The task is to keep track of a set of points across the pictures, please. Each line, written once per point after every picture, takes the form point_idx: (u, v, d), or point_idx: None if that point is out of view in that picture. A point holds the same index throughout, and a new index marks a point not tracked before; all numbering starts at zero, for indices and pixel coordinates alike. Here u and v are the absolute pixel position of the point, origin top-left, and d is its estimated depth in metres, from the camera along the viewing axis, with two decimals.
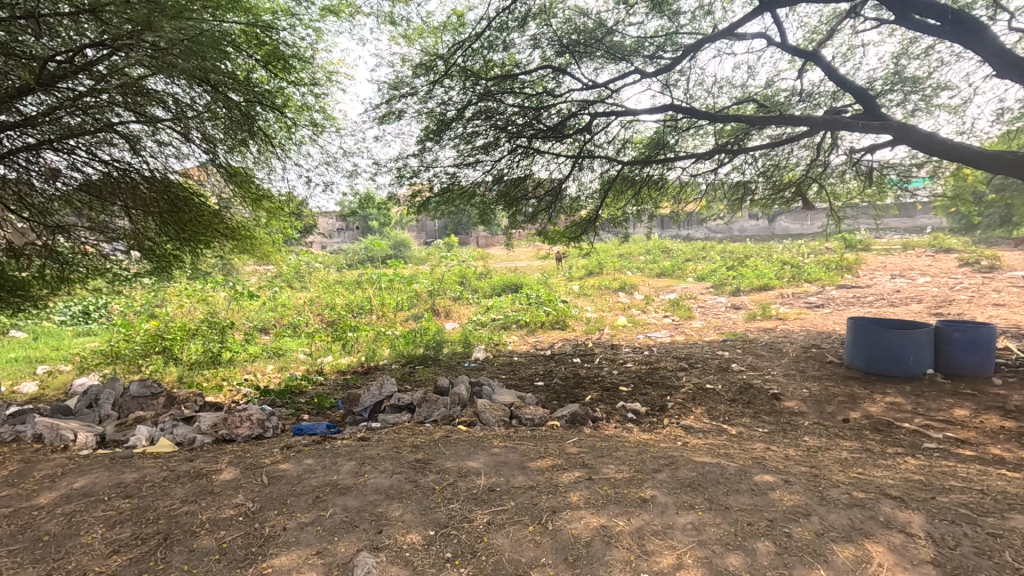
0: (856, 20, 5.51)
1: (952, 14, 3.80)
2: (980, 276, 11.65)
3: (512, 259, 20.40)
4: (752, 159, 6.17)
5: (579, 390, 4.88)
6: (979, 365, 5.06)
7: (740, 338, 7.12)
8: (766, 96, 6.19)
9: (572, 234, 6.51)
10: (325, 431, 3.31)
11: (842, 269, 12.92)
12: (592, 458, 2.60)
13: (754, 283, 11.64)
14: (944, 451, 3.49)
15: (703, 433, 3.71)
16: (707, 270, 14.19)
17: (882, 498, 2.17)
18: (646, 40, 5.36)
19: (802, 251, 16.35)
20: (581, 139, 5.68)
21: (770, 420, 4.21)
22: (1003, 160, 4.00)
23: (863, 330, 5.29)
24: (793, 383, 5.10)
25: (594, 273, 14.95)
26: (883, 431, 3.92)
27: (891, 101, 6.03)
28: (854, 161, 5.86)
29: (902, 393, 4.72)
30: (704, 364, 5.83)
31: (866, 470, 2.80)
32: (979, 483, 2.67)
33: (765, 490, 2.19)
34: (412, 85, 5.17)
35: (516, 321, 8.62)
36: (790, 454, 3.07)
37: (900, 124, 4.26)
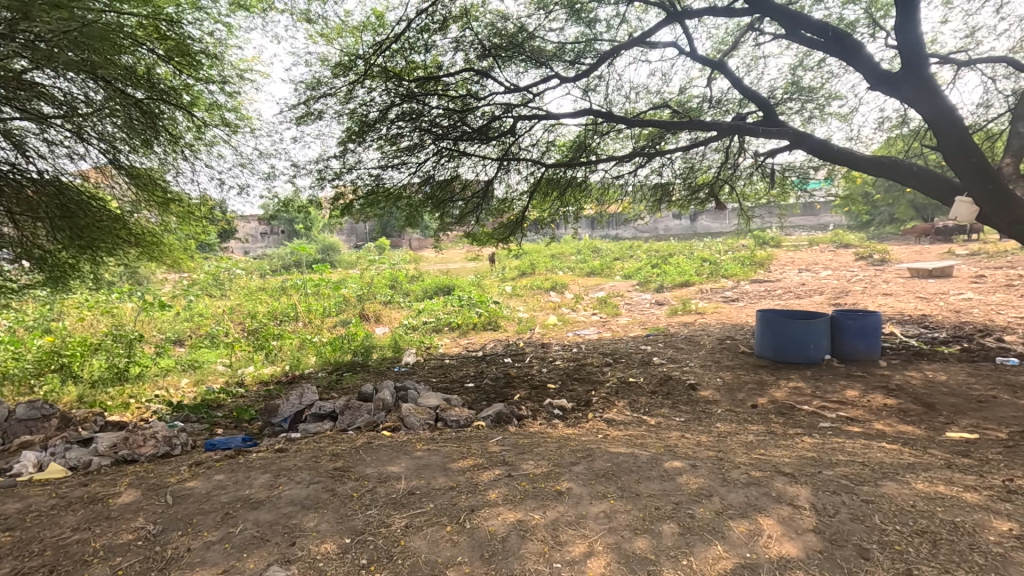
0: (756, 33, 5.92)
1: (832, 30, 4.20)
2: (873, 269, 12.84)
3: (443, 262, 20.32)
4: (669, 161, 6.47)
5: (508, 390, 4.94)
6: (869, 350, 5.57)
7: (662, 333, 7.47)
8: (680, 102, 6.55)
9: (499, 235, 6.56)
10: (240, 444, 3.18)
11: (755, 265, 13.84)
12: (513, 455, 2.66)
13: (676, 280, 12.21)
14: (836, 429, 3.84)
15: (624, 425, 3.86)
16: (633, 268, 14.72)
17: (776, 476, 2.36)
18: (566, 46, 5.52)
19: (720, 249, 17.33)
20: (506, 142, 5.74)
21: (687, 409, 4.44)
22: (885, 165, 4.29)
23: (771, 321, 5.69)
24: (709, 373, 5.40)
25: (526, 273, 15.17)
26: (786, 414, 4.25)
27: (790, 110, 6.52)
28: (760, 165, 6.27)
29: (803, 378, 5.14)
30: (628, 359, 6.07)
31: (767, 451, 3.03)
32: (862, 456, 2.96)
33: (673, 475, 2.33)
34: (332, 84, 5.05)
35: (448, 324, 8.58)
36: (701, 441, 3.26)
37: (796, 130, 4.60)
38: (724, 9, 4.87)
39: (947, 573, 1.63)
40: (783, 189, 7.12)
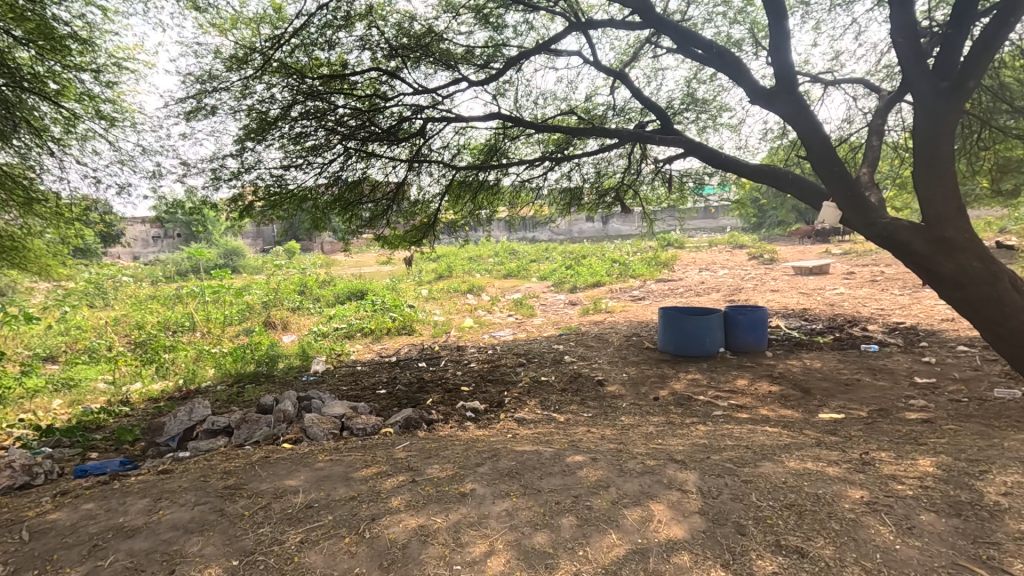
0: (654, 46, 6.27)
1: (716, 47, 4.54)
2: (762, 268, 14.01)
3: (358, 266, 19.76)
4: (577, 166, 6.66)
5: (421, 395, 4.88)
6: (757, 342, 6.07)
7: (574, 332, 7.71)
8: (586, 109, 6.78)
9: (411, 238, 6.42)
10: (117, 468, 2.91)
11: (660, 266, 14.64)
12: (419, 460, 2.63)
13: (588, 280, 12.64)
14: (727, 416, 4.15)
15: (534, 424, 3.94)
16: (548, 270, 15.07)
17: (668, 463, 2.51)
18: (475, 50, 5.53)
19: (629, 250, 18.15)
20: (416, 144, 5.65)
21: (594, 404, 4.61)
22: (766, 173, 4.63)
23: (671, 318, 6.04)
24: (616, 369, 5.64)
25: (443, 276, 15.06)
26: (684, 404, 4.54)
27: (686, 119, 6.95)
28: (661, 171, 6.61)
29: (700, 370, 5.51)
30: (541, 358, 6.20)
31: (664, 440, 3.23)
32: (746, 439, 3.23)
33: (574, 469, 2.41)
34: (227, 78, 4.74)
35: (361, 329, 8.32)
36: (605, 434, 3.41)
37: (690, 139, 4.89)
38: (623, 22, 5.09)
39: (808, 541, 1.81)
40: (682, 195, 7.57)
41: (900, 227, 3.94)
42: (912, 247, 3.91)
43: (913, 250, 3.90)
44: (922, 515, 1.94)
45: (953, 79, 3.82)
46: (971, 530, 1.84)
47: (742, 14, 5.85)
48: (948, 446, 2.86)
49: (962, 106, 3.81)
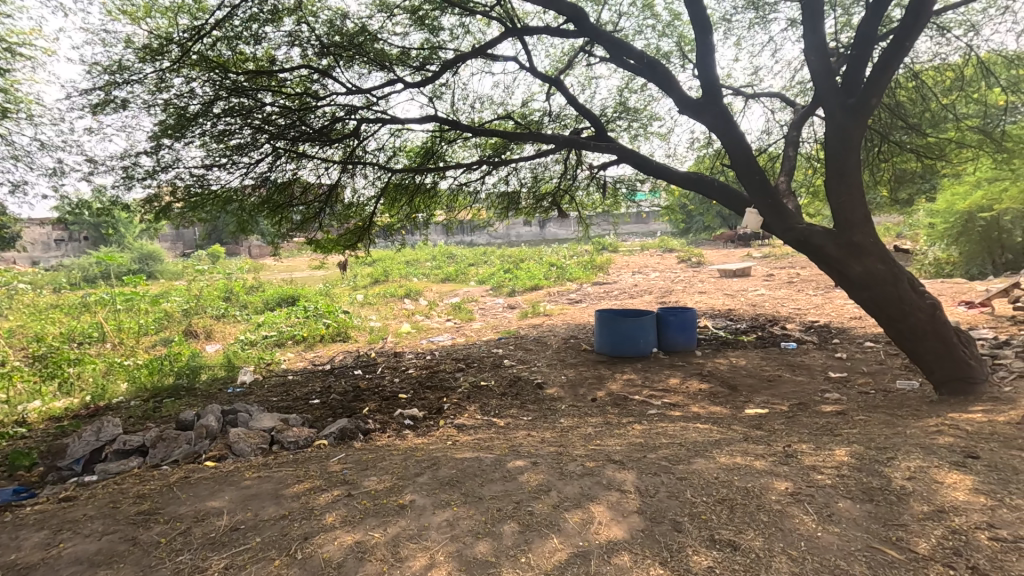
0: (588, 55, 6.40)
1: (647, 58, 4.70)
2: (691, 270, 14.65)
3: (289, 271, 18.95)
4: (515, 170, 6.69)
5: (357, 403, 4.72)
6: (687, 341, 6.32)
7: (513, 335, 7.73)
8: (522, 115, 6.84)
9: (346, 242, 6.21)
10: (10, 498, 2.61)
11: (596, 269, 14.99)
12: (355, 472, 2.53)
13: (526, 284, 12.73)
14: (662, 414, 4.28)
15: (474, 429, 3.90)
16: (487, 274, 15.05)
17: (607, 464, 2.54)
18: (410, 51, 5.43)
19: (566, 254, 18.47)
20: (350, 145, 5.47)
21: (534, 408, 4.64)
22: (694, 180, 4.82)
23: (607, 320, 6.19)
24: (554, 371, 5.70)
25: (379, 281, 14.71)
26: (620, 404, 4.64)
27: (619, 127, 7.15)
28: (596, 177, 6.75)
29: (635, 370, 5.66)
30: (480, 363, 6.17)
31: (603, 441, 3.28)
32: (680, 437, 3.34)
33: (515, 475, 2.40)
34: (140, 69, 4.41)
35: (292, 337, 7.95)
36: (545, 437, 3.43)
37: (623, 146, 5.02)
38: (558, 30, 5.17)
39: (740, 534, 1.88)
40: (616, 200, 7.76)
41: (815, 232, 4.22)
42: (825, 250, 4.20)
43: (825, 254, 4.19)
44: (840, 502, 2.07)
45: (858, 96, 4.14)
46: (882, 514, 1.98)
47: (670, 27, 6.10)
48: (859, 436, 3.08)
49: (865, 121, 4.14)
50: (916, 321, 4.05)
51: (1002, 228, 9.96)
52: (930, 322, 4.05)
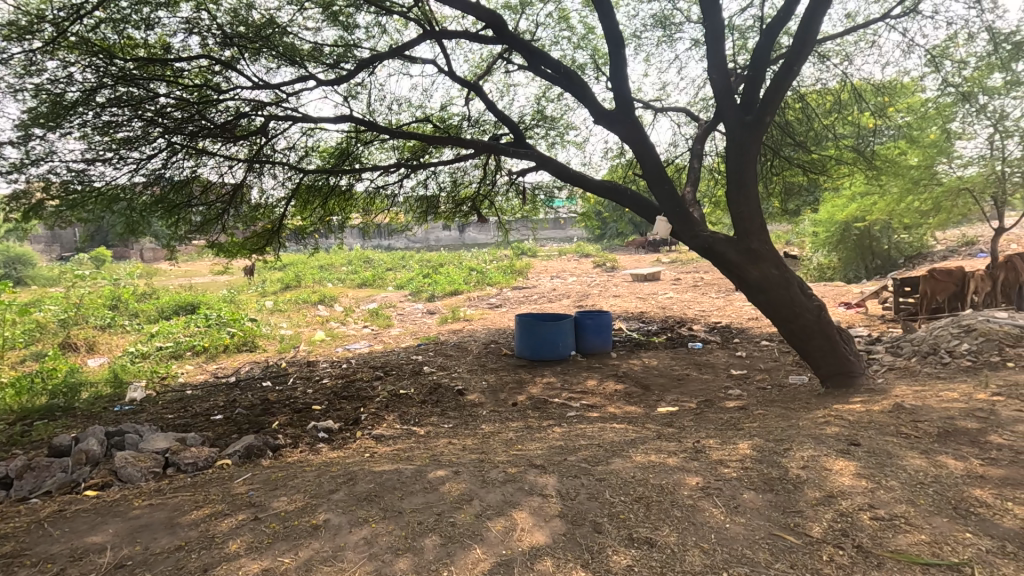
0: (507, 62, 6.46)
1: (563, 68, 4.81)
2: (606, 275, 15.20)
3: (187, 276, 17.53)
4: (434, 174, 6.60)
5: (266, 418, 4.43)
6: (603, 344, 6.52)
7: (433, 341, 7.62)
8: (441, 118, 6.77)
9: (252, 245, 5.82)
10: None
11: (516, 274, 15.15)
12: (262, 493, 2.36)
13: (446, 289, 12.61)
14: (580, 416, 4.38)
15: (393, 440, 3.78)
16: (405, 278, 14.76)
17: (529, 469, 2.55)
18: (323, 48, 5.21)
19: (486, 259, 18.53)
20: (257, 143, 5.15)
21: (455, 415, 4.58)
22: (608, 189, 4.98)
23: (527, 325, 6.25)
24: (475, 377, 5.67)
25: (291, 286, 13.97)
26: (540, 408, 4.70)
27: (537, 135, 7.27)
28: (515, 183, 6.81)
29: (554, 374, 5.75)
30: (399, 370, 6.01)
31: (524, 446, 3.29)
32: (598, 438, 3.42)
33: (437, 485, 2.34)
34: (4, 48, 3.89)
35: (191, 348, 7.34)
36: (467, 444, 3.39)
37: (540, 153, 5.09)
38: (477, 36, 5.17)
39: (657, 531, 1.94)
40: (535, 206, 7.88)
41: (717, 239, 4.50)
42: (726, 256, 4.49)
43: (727, 260, 4.47)
44: (745, 494, 2.20)
45: (754, 114, 4.48)
46: (781, 502, 2.12)
47: (585, 40, 6.30)
48: (759, 429, 3.31)
49: (760, 137, 4.48)
50: (804, 321, 4.43)
51: (872, 237, 11.20)
52: (817, 322, 4.45)
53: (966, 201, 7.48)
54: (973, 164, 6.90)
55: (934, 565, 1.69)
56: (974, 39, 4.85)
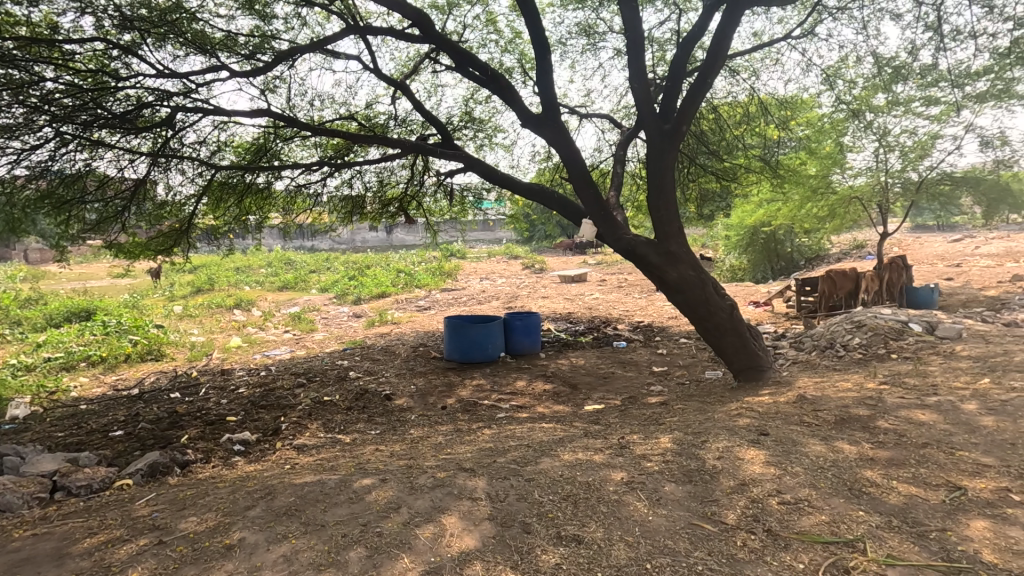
0: (434, 62, 6.38)
1: (490, 71, 4.83)
2: (534, 276, 15.42)
3: (82, 279, 15.94)
4: (360, 174, 6.42)
5: (174, 431, 4.11)
6: (532, 345, 6.59)
7: (359, 346, 7.39)
8: (366, 116, 6.59)
9: (158, 246, 5.39)
10: None
11: (445, 275, 15.03)
12: (168, 514, 2.18)
13: (372, 291, 12.28)
14: (509, 417, 4.40)
15: (316, 450, 3.62)
16: (330, 281, 14.23)
17: (458, 473, 2.52)
18: (238, 37, 4.91)
19: (414, 261, 18.25)
20: (163, 135, 4.77)
21: (382, 420, 4.46)
22: (536, 192, 5.03)
23: (456, 327, 6.20)
24: (404, 381, 5.55)
25: (203, 290, 13.07)
26: (470, 410, 4.68)
27: (465, 136, 7.24)
28: (443, 185, 6.74)
29: (484, 375, 5.75)
30: (323, 376, 5.77)
31: (454, 449, 3.26)
32: (527, 438, 3.45)
33: (362, 495, 2.26)
34: None
35: (86, 358, 6.69)
36: (394, 451, 3.31)
37: (469, 155, 5.07)
38: (403, 34, 5.08)
39: (584, 527, 1.98)
40: (463, 208, 7.84)
41: (639, 243, 4.68)
42: (648, 259, 4.67)
43: (649, 262, 4.66)
44: (666, 486, 2.30)
45: (672, 123, 4.70)
46: (699, 492, 2.23)
47: (512, 44, 6.35)
48: (679, 424, 3.47)
49: (678, 146, 4.71)
50: (719, 319, 4.70)
51: (777, 240, 12.09)
52: (729, 319, 4.73)
53: (856, 208, 8.24)
54: (862, 175, 7.62)
55: (834, 542, 1.83)
56: (862, 62, 5.35)
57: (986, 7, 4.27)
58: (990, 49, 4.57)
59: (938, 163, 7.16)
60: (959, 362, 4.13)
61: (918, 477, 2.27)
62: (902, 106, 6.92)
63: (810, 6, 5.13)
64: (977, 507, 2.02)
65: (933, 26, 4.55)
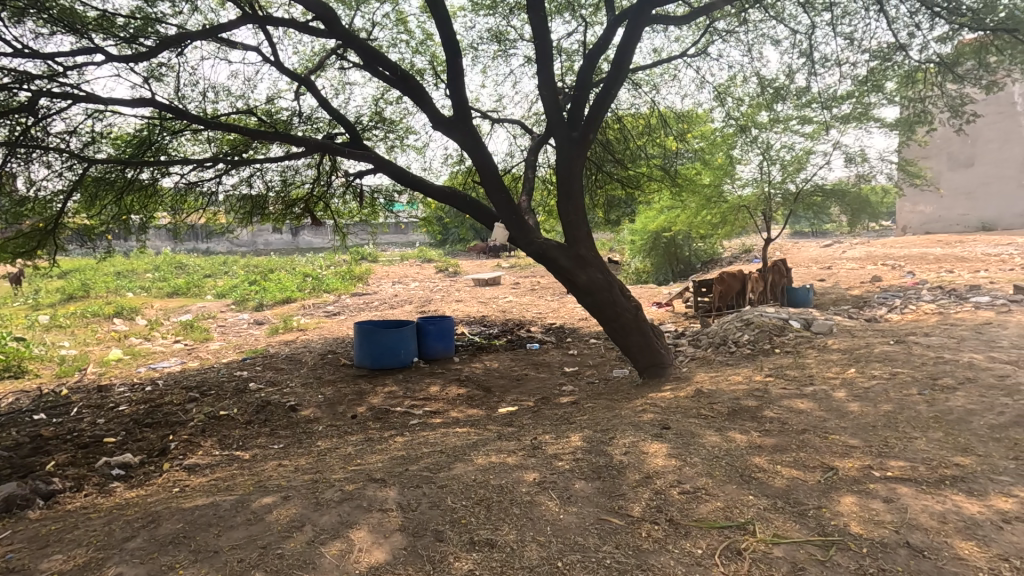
0: (341, 59, 6.15)
1: (400, 70, 4.73)
2: (448, 280, 15.31)
3: None
4: (260, 172, 6.03)
5: (37, 458, 3.62)
6: (445, 349, 6.52)
7: (260, 354, 6.94)
8: (267, 112, 6.21)
9: (17, 247, 4.75)
10: None
11: (355, 280, 14.52)
12: (27, 555, 1.92)
13: (276, 297, 11.58)
14: (423, 423, 4.32)
15: (210, 469, 3.35)
16: (228, 286, 13.25)
17: (368, 484, 2.43)
18: (116, 18, 4.45)
19: (322, 264, 17.47)
20: (22, 123, 4.21)
21: (286, 434, 4.20)
22: (449, 196, 4.98)
23: (366, 332, 6.00)
24: (310, 391, 5.28)
25: (75, 297, 11.67)
26: (382, 418, 4.54)
27: (375, 137, 7.04)
28: (352, 187, 6.50)
29: (396, 382, 5.61)
30: (219, 390, 5.34)
31: (364, 459, 3.14)
32: (441, 444, 3.40)
33: (261, 515, 2.11)
34: None
35: None
36: (299, 465, 3.13)
37: (379, 156, 4.93)
38: (307, 27, 4.84)
39: (497, 531, 1.98)
40: (373, 210, 7.61)
41: (550, 246, 4.78)
42: (558, 262, 4.79)
43: (560, 266, 4.78)
44: (576, 484, 2.35)
45: (579, 130, 4.85)
46: (607, 488, 2.31)
47: (423, 45, 6.27)
48: (588, 422, 3.58)
49: (585, 153, 4.87)
50: (625, 319, 4.91)
51: (677, 245, 12.89)
52: (634, 320, 4.95)
53: (744, 216, 8.96)
54: (748, 185, 8.31)
55: (728, 527, 1.96)
56: (748, 82, 5.84)
57: (848, 39, 4.82)
58: (852, 76, 5.15)
59: (811, 176, 7.97)
60: (830, 355, 4.61)
61: (798, 461, 2.50)
62: (782, 123, 7.63)
63: (703, 27, 5.52)
64: (847, 484, 2.25)
65: (806, 52, 5.06)
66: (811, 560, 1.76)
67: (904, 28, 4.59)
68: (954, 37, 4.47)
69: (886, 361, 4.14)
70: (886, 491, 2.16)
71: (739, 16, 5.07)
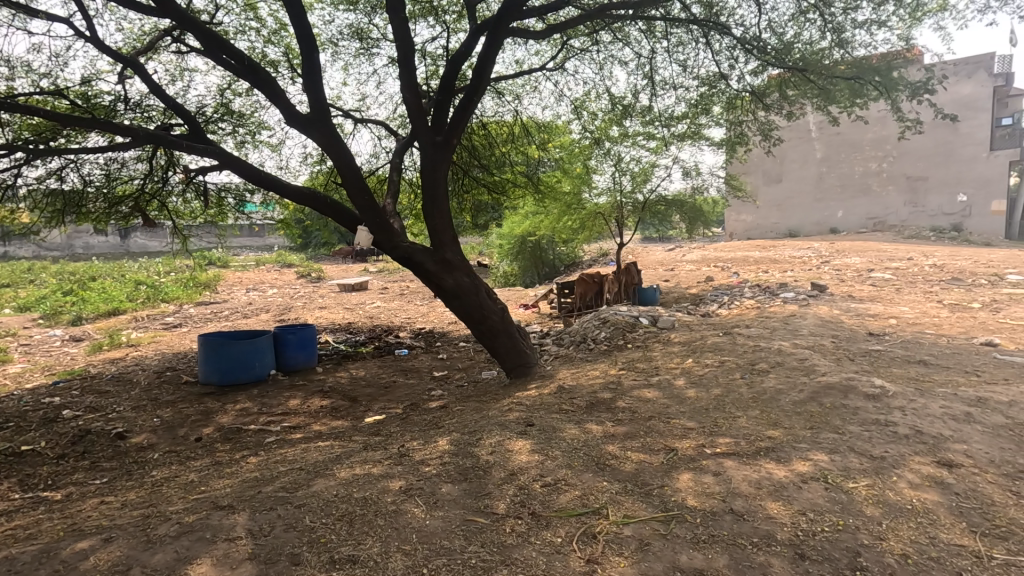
0: (178, 42, 5.52)
1: (247, 60, 4.36)
2: (310, 286, 14.45)
3: None
4: (75, 164, 5.19)
5: None
6: (306, 359, 6.12)
7: (78, 376, 5.95)
8: (83, 95, 5.37)
9: None
10: None
11: (201, 287, 13.09)
12: None
13: (99, 309, 10.00)
14: (280, 440, 4.01)
15: (6, 517, 2.79)
16: (33, 297, 11.17)
17: (212, 512, 2.20)
18: None
19: (159, 270, 15.48)
20: None
21: (111, 466, 3.64)
22: (308, 197, 4.69)
23: (212, 345, 5.43)
24: (144, 414, 4.65)
25: None
26: (232, 439, 4.13)
27: (221, 130, 6.41)
28: (194, 184, 5.84)
29: (250, 398, 5.15)
30: (20, 421, 4.47)
31: (209, 486, 2.84)
32: (300, 460, 3.19)
33: (75, 564, 1.82)
34: None
35: None
36: (127, 500, 2.74)
37: (225, 153, 4.50)
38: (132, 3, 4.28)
39: (359, 545, 1.91)
40: (221, 211, 6.91)
41: (416, 250, 4.71)
42: (425, 266, 4.75)
43: (426, 270, 4.74)
44: (442, 488, 2.35)
45: (443, 135, 4.87)
46: (473, 488, 2.33)
47: (276, 36, 5.86)
48: (456, 425, 3.60)
49: (449, 158, 4.89)
50: (492, 322, 5.01)
51: (541, 249, 13.47)
52: (500, 321, 5.06)
53: (600, 222, 9.64)
54: (603, 194, 8.96)
55: (584, 513, 2.09)
56: (600, 98, 6.30)
57: (682, 66, 5.42)
58: (685, 99, 5.80)
59: (656, 187, 8.82)
60: (672, 348, 5.13)
61: (646, 445, 2.75)
62: (632, 139, 8.35)
63: (560, 44, 5.84)
64: (684, 462, 2.52)
65: (649, 75, 5.59)
66: (654, 534, 1.95)
67: (725, 61, 5.27)
68: (763, 71, 5.22)
69: (716, 350, 4.71)
70: (715, 466, 2.45)
71: (591, 36, 5.45)
